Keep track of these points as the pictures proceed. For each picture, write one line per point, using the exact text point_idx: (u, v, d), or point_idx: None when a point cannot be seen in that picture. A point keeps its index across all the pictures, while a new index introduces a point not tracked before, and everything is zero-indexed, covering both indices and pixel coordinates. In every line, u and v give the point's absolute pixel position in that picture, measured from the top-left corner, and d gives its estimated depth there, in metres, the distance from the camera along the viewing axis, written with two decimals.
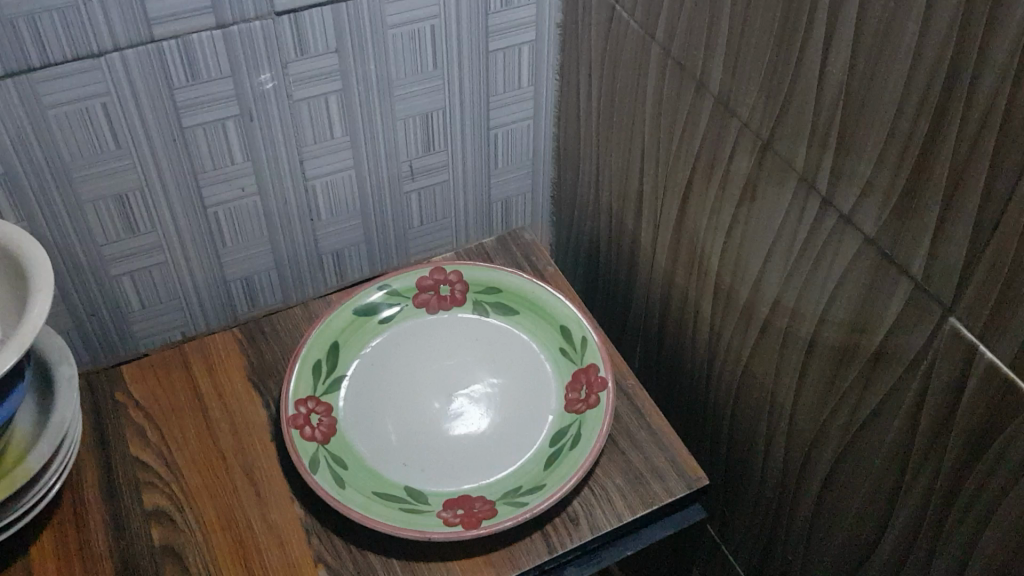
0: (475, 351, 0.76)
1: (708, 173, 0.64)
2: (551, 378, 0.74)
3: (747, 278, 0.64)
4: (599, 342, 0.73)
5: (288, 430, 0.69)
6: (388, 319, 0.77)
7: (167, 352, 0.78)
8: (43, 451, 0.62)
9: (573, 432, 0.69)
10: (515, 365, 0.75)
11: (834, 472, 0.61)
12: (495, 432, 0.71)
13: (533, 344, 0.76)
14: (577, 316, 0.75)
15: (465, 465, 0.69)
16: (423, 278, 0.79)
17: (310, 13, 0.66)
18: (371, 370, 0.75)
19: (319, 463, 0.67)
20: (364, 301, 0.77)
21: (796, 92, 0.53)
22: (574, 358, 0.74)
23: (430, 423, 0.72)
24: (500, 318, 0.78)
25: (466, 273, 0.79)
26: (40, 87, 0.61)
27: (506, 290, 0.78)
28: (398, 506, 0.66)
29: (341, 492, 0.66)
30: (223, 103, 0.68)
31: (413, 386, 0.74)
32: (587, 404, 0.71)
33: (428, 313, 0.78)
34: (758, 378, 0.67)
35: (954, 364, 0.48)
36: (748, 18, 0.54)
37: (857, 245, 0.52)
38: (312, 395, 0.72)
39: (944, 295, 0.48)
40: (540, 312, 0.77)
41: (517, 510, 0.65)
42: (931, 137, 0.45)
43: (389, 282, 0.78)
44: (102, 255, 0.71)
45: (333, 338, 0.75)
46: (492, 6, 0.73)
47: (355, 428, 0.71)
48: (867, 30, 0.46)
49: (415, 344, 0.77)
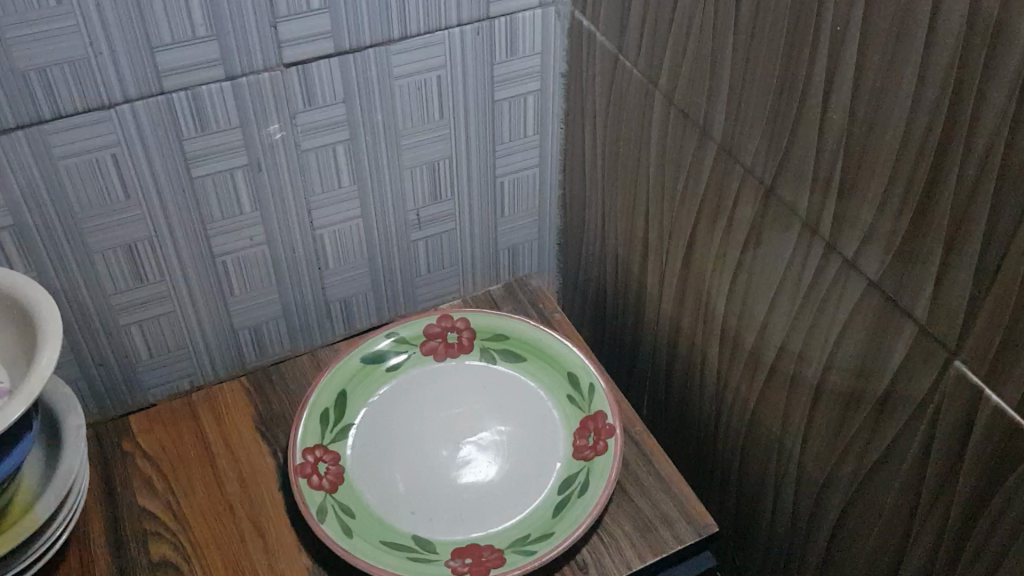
0: (483, 399, 0.76)
1: (713, 220, 0.65)
2: (558, 425, 0.73)
3: (753, 323, 0.64)
4: (606, 389, 0.73)
5: (296, 479, 0.69)
6: (396, 366, 0.77)
7: (175, 403, 0.78)
8: (48, 503, 0.62)
9: (582, 479, 0.69)
10: (523, 412, 0.75)
11: (844, 518, 0.61)
12: (503, 479, 0.71)
13: (540, 391, 0.76)
14: (584, 363, 0.75)
15: (473, 513, 0.69)
16: (430, 325, 0.79)
17: (318, 64, 0.67)
18: (379, 419, 0.75)
19: (326, 511, 0.67)
20: (371, 349, 0.77)
21: (797, 138, 0.53)
22: (582, 405, 0.74)
23: (437, 470, 0.72)
24: (508, 365, 0.78)
25: (473, 320, 0.79)
26: (51, 139, 0.62)
27: (514, 337, 0.78)
28: (405, 555, 0.65)
29: (348, 541, 0.65)
30: (232, 153, 0.69)
31: (421, 433, 0.74)
32: (595, 451, 0.70)
33: (436, 360, 0.78)
34: (766, 424, 0.66)
35: (961, 408, 0.48)
36: (750, 66, 0.55)
37: (861, 289, 0.52)
38: (319, 443, 0.72)
39: (950, 338, 0.47)
40: (548, 359, 0.77)
41: (526, 559, 0.64)
42: (933, 179, 0.45)
43: (397, 329, 0.78)
44: (112, 305, 0.72)
45: (340, 386, 0.75)
46: (497, 56, 0.74)
47: (363, 476, 0.71)
48: (867, 76, 0.47)
49: (423, 392, 0.77)
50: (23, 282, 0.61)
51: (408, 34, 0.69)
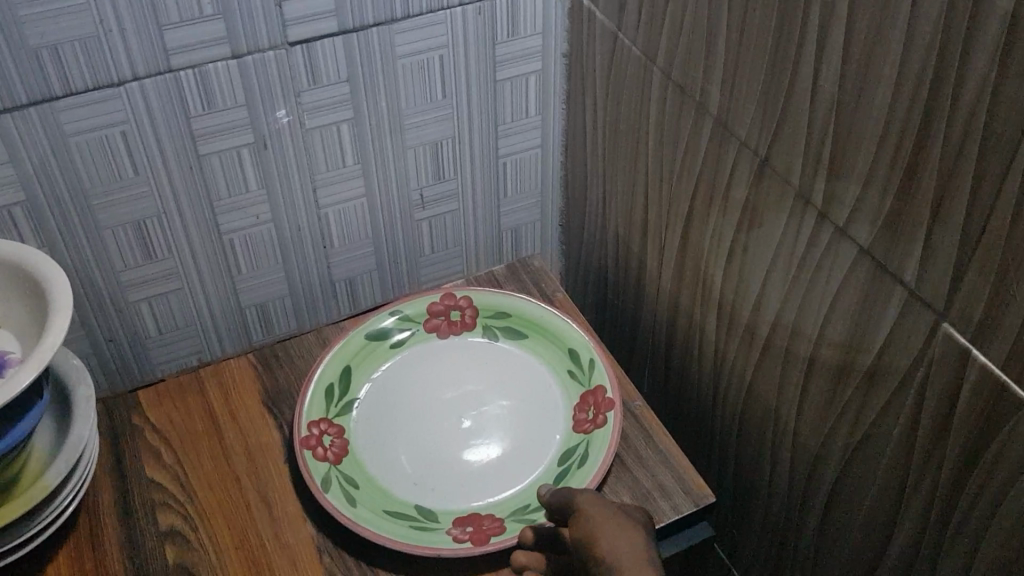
0: (484, 374, 0.77)
1: (709, 194, 0.66)
2: (558, 399, 0.74)
3: (749, 295, 0.65)
4: (607, 364, 0.74)
5: (301, 451, 0.70)
6: (400, 342, 0.79)
7: (183, 379, 0.80)
8: (58, 471, 0.64)
9: (582, 450, 0.70)
10: (524, 387, 0.76)
11: (839, 485, 0.62)
12: (503, 452, 0.72)
13: (541, 367, 0.77)
14: (585, 339, 0.76)
15: (474, 485, 0.70)
16: (433, 303, 0.80)
17: (322, 43, 0.68)
18: (382, 393, 0.76)
19: (330, 482, 0.69)
20: (375, 326, 0.78)
21: (790, 109, 0.54)
22: (582, 380, 0.75)
23: (439, 442, 0.73)
24: (511, 341, 0.79)
25: (475, 297, 0.80)
26: (62, 115, 0.63)
27: (516, 314, 0.79)
28: (407, 524, 0.67)
29: (351, 511, 0.67)
30: (238, 131, 0.70)
31: (424, 407, 0.75)
32: (595, 425, 0.72)
33: (438, 337, 0.80)
34: (762, 396, 0.67)
35: (949, 370, 0.49)
36: (744, 39, 0.56)
37: (853, 256, 0.53)
38: (324, 417, 0.73)
39: (938, 302, 0.48)
40: (549, 336, 0.78)
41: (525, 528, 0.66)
42: (919, 145, 0.46)
43: (400, 307, 0.80)
44: (121, 281, 0.73)
45: (345, 362, 0.76)
46: (499, 37, 0.75)
47: (367, 448, 0.72)
48: (855, 45, 0.48)
49: (425, 368, 0.78)
50: (35, 253, 0.63)
51: (411, 13, 0.70)
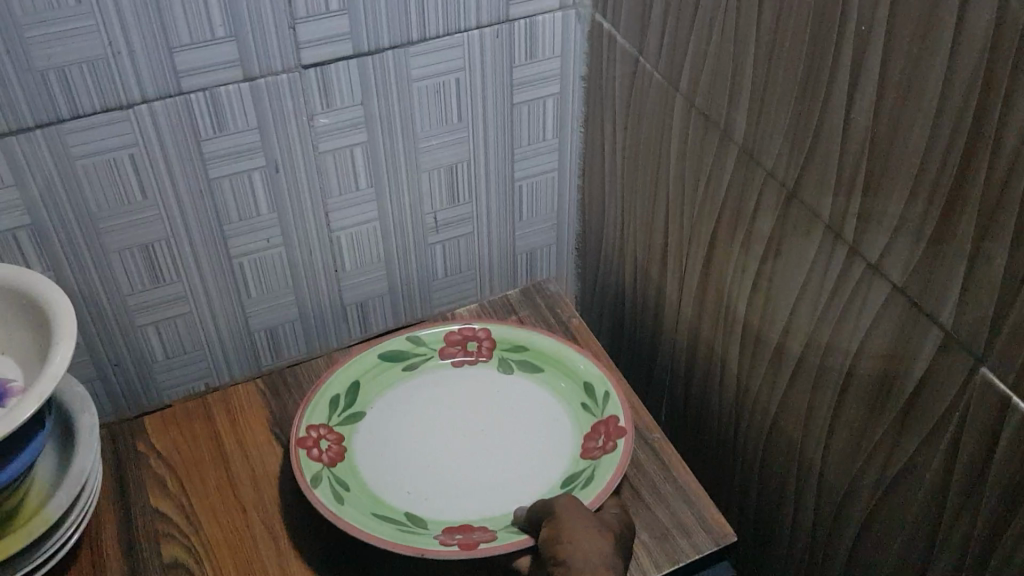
0: (496, 404, 0.75)
1: (733, 224, 0.64)
2: (569, 432, 0.72)
3: (774, 330, 0.63)
4: (622, 398, 0.71)
5: (295, 450, 0.69)
6: (413, 368, 0.77)
7: (190, 405, 0.78)
8: (60, 502, 0.62)
9: (587, 475, 0.67)
10: (535, 417, 0.73)
11: (866, 529, 0.59)
12: (502, 478, 0.69)
13: (556, 401, 0.74)
14: (601, 374, 0.74)
15: (468, 500, 0.68)
16: (451, 332, 0.78)
17: (337, 66, 0.67)
18: (392, 411, 0.74)
19: (320, 480, 0.67)
20: (391, 348, 0.77)
21: (820, 141, 0.53)
22: (595, 410, 0.72)
23: (440, 463, 0.71)
24: (527, 376, 0.76)
25: (493, 331, 0.78)
26: (69, 138, 0.62)
27: (533, 349, 0.77)
28: (393, 526, 0.65)
29: (336, 505, 0.65)
30: (248, 155, 0.68)
31: (432, 429, 0.73)
32: (603, 452, 0.69)
33: (453, 365, 0.77)
34: (786, 433, 0.65)
35: (988, 417, 0.47)
36: (773, 67, 0.54)
37: (885, 294, 0.51)
38: (325, 423, 0.71)
39: (976, 347, 0.46)
40: (565, 369, 0.75)
41: (517, 538, 0.63)
42: (959, 181, 0.44)
43: (417, 331, 0.78)
44: (129, 306, 0.72)
45: (354, 376, 0.75)
46: (517, 60, 0.74)
47: (365, 454, 0.71)
48: (893, 77, 0.46)
49: (439, 394, 0.76)
50: (41, 282, 0.61)
51: (427, 36, 0.68)
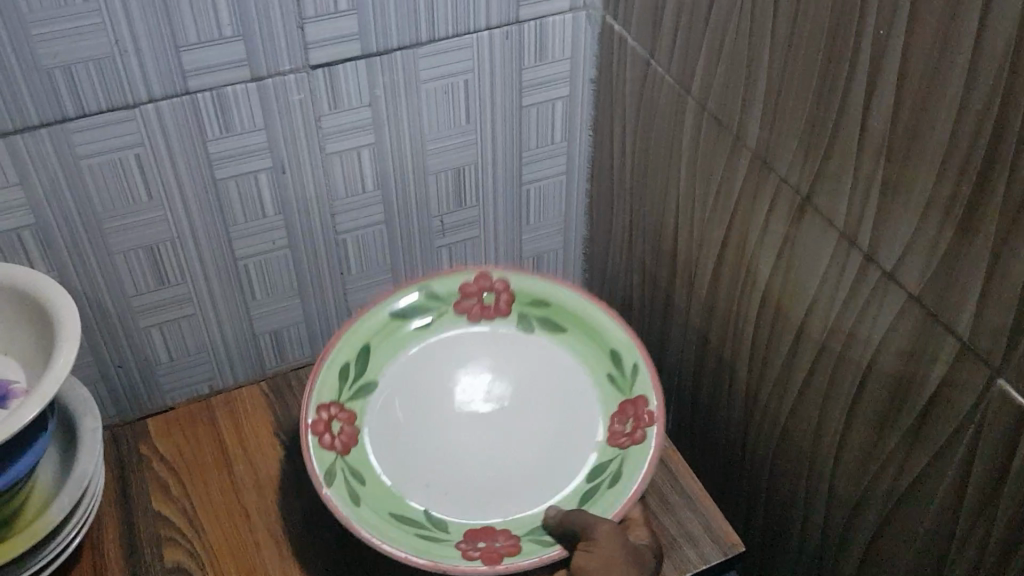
0: (515, 367, 0.71)
1: (744, 231, 0.63)
2: (594, 407, 0.68)
3: (785, 337, 0.62)
4: (651, 372, 0.67)
5: (307, 437, 0.64)
6: (424, 327, 0.72)
7: (194, 407, 0.78)
8: (62, 506, 0.61)
9: (615, 468, 0.64)
10: (557, 394, 0.70)
11: (877, 541, 0.58)
12: (526, 459, 0.66)
13: (579, 369, 0.70)
14: (628, 341, 0.69)
15: (489, 497, 0.64)
16: (467, 283, 0.73)
17: (345, 66, 0.66)
18: (403, 380, 0.70)
19: (336, 476, 0.63)
20: (398, 305, 0.72)
21: (835, 147, 0.52)
22: (623, 386, 0.68)
23: (461, 442, 0.67)
24: (548, 335, 0.72)
25: (511, 280, 0.73)
26: (74, 137, 0.61)
27: (557, 307, 0.72)
28: (415, 533, 0.61)
29: (353, 510, 0.61)
30: (255, 156, 0.68)
31: (447, 399, 0.69)
32: (633, 440, 0.65)
33: (469, 323, 0.73)
34: (796, 442, 0.64)
35: (1005, 428, 0.46)
36: (787, 70, 0.54)
37: (900, 303, 0.50)
38: (335, 400, 0.67)
39: (993, 358, 0.46)
40: (589, 330, 0.71)
41: (546, 551, 0.60)
42: (979, 188, 0.43)
43: (429, 283, 0.73)
44: (132, 307, 0.71)
45: (362, 342, 0.70)
46: (526, 61, 0.73)
47: (377, 441, 0.67)
48: (911, 83, 0.45)
49: (452, 359, 0.72)
50: (43, 283, 0.61)
51: (436, 37, 0.68)
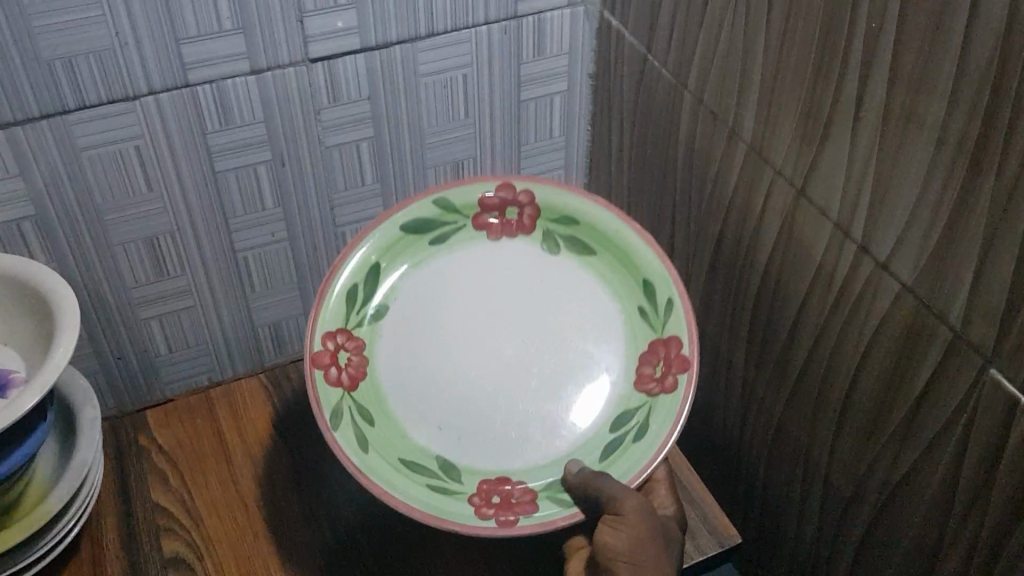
0: (536, 292, 0.68)
1: (740, 225, 0.63)
2: (621, 344, 0.66)
3: (781, 329, 0.62)
4: (685, 308, 0.62)
5: (311, 369, 0.62)
6: (440, 242, 0.69)
7: (193, 399, 0.78)
8: (60, 495, 0.62)
9: (641, 419, 0.62)
10: (580, 328, 0.67)
11: (872, 532, 0.59)
12: (542, 404, 0.65)
13: (605, 296, 0.67)
14: (663, 272, 0.63)
15: (502, 447, 0.63)
16: (487, 195, 0.68)
17: (344, 60, 0.66)
18: (416, 299, 0.68)
19: (342, 416, 0.61)
20: (412, 219, 0.67)
21: (829, 140, 0.52)
22: (655, 323, 0.64)
23: (474, 385, 0.66)
24: (574, 256, 0.68)
25: (538, 194, 0.68)
26: (74, 129, 0.61)
27: (586, 225, 0.67)
28: (425, 483, 0.60)
29: (360, 458, 0.58)
30: (255, 149, 0.68)
31: (461, 329, 0.67)
32: (662, 387, 0.62)
33: (489, 239, 0.69)
34: (791, 434, 0.65)
35: (996, 418, 0.47)
36: (782, 63, 0.54)
37: (893, 295, 0.51)
38: (342, 328, 0.65)
39: (985, 347, 0.46)
40: (619, 253, 0.66)
41: (563, 513, 0.57)
42: (970, 178, 0.44)
43: (446, 194, 0.68)
44: (132, 299, 0.72)
45: (373, 261, 0.67)
46: (525, 56, 0.73)
47: (388, 376, 0.66)
48: (903, 75, 0.46)
49: (470, 282, 0.69)
50: (42, 272, 0.61)
51: (435, 31, 0.68)
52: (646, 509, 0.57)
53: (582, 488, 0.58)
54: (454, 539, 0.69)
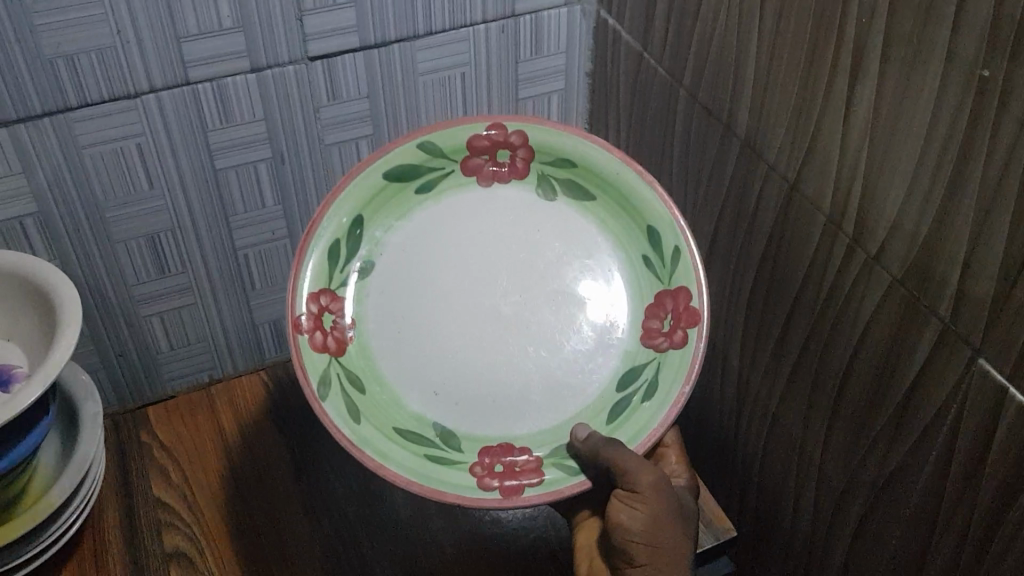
0: (532, 239, 0.66)
1: (734, 221, 0.64)
2: (624, 295, 0.64)
3: (776, 324, 0.63)
4: (694, 260, 0.60)
5: (295, 335, 0.60)
6: (427, 188, 0.65)
7: (195, 395, 0.79)
8: (63, 489, 0.62)
9: (649, 376, 0.61)
10: (580, 279, 0.65)
11: (865, 524, 0.59)
12: (540, 360, 0.63)
13: (606, 244, 0.65)
14: (668, 217, 0.61)
15: (501, 410, 0.62)
16: (478, 137, 0.64)
17: (343, 59, 0.67)
18: (405, 250, 0.65)
19: (331, 384, 0.60)
20: (398, 165, 0.63)
21: (821, 134, 0.53)
22: (663, 274, 0.62)
23: (469, 343, 0.64)
24: (571, 201, 0.65)
25: (531, 137, 0.64)
26: (76, 126, 0.62)
27: (583, 168, 0.64)
28: (423, 453, 0.59)
29: (352, 428, 0.58)
30: (255, 146, 0.69)
31: (454, 281, 0.65)
32: (671, 342, 0.61)
33: (480, 184, 0.66)
34: (786, 427, 0.65)
35: (985, 407, 0.47)
36: (775, 59, 0.55)
37: (884, 286, 0.51)
38: (326, 289, 0.63)
39: (974, 338, 0.46)
40: (620, 198, 0.63)
41: (570, 484, 0.57)
42: (958, 171, 0.44)
43: (433, 137, 0.63)
44: (134, 295, 0.72)
45: (357, 212, 0.63)
46: (522, 55, 0.74)
47: (378, 335, 0.64)
48: (892, 69, 0.46)
49: (461, 231, 0.66)
50: (53, 272, 0.61)
51: (433, 30, 0.69)
52: (658, 484, 0.58)
53: (598, 455, 0.57)
54: (452, 534, 0.70)
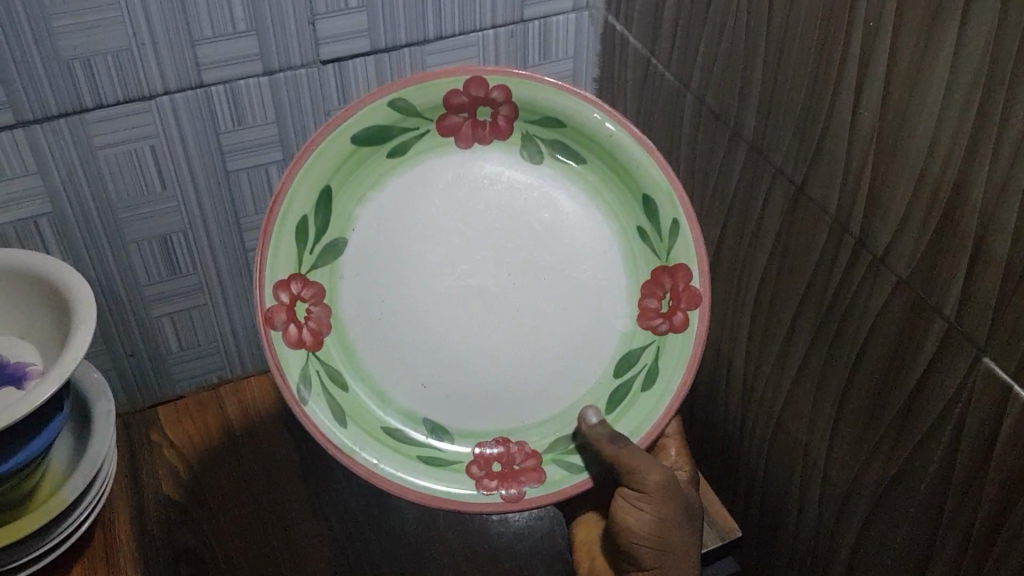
0: (520, 207, 0.65)
1: (741, 223, 0.65)
2: (617, 267, 0.64)
3: (781, 325, 0.64)
4: (691, 234, 0.60)
5: (268, 332, 0.59)
6: (400, 150, 0.63)
7: (205, 396, 0.80)
8: (74, 486, 0.63)
9: (647, 364, 0.62)
10: (570, 250, 0.64)
11: (869, 523, 0.60)
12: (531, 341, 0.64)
13: (596, 211, 0.65)
14: (668, 189, 0.61)
15: (495, 403, 0.63)
16: (455, 94, 0.62)
17: (354, 62, 0.68)
18: (380, 220, 0.64)
19: (312, 383, 0.60)
20: (370, 127, 0.61)
21: (827, 137, 0.54)
22: (659, 252, 0.63)
23: (454, 326, 0.64)
24: (559, 162, 0.65)
25: (513, 91, 0.62)
26: (91, 127, 0.63)
27: (572, 128, 0.63)
28: (415, 454, 0.61)
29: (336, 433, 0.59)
30: (266, 149, 0.70)
31: (439, 253, 0.64)
32: (668, 325, 0.62)
33: (459, 144, 0.64)
34: (790, 428, 0.66)
35: (989, 406, 0.48)
36: (782, 63, 0.55)
37: (890, 286, 0.52)
38: (297, 274, 0.61)
39: (978, 338, 0.47)
40: (610, 161, 0.63)
41: (567, 486, 0.59)
42: (964, 174, 0.45)
43: (406, 95, 0.61)
44: (144, 296, 0.73)
45: (327, 180, 0.61)
46: (531, 59, 0.75)
47: (357, 321, 0.63)
48: (899, 73, 0.47)
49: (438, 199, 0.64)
50: (72, 279, 0.61)
51: (444, 34, 0.70)
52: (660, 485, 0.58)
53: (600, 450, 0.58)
54: (460, 533, 0.71)
